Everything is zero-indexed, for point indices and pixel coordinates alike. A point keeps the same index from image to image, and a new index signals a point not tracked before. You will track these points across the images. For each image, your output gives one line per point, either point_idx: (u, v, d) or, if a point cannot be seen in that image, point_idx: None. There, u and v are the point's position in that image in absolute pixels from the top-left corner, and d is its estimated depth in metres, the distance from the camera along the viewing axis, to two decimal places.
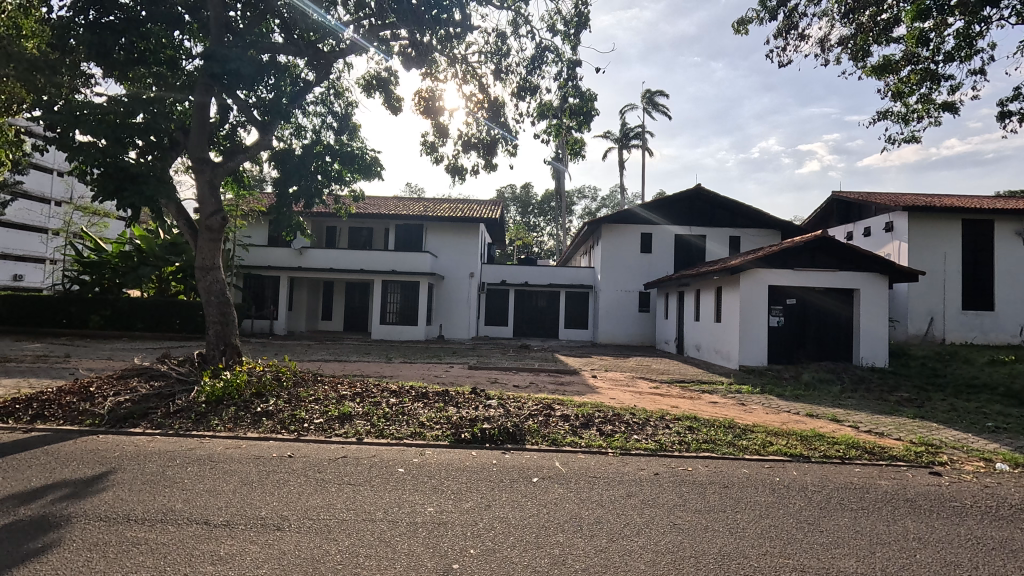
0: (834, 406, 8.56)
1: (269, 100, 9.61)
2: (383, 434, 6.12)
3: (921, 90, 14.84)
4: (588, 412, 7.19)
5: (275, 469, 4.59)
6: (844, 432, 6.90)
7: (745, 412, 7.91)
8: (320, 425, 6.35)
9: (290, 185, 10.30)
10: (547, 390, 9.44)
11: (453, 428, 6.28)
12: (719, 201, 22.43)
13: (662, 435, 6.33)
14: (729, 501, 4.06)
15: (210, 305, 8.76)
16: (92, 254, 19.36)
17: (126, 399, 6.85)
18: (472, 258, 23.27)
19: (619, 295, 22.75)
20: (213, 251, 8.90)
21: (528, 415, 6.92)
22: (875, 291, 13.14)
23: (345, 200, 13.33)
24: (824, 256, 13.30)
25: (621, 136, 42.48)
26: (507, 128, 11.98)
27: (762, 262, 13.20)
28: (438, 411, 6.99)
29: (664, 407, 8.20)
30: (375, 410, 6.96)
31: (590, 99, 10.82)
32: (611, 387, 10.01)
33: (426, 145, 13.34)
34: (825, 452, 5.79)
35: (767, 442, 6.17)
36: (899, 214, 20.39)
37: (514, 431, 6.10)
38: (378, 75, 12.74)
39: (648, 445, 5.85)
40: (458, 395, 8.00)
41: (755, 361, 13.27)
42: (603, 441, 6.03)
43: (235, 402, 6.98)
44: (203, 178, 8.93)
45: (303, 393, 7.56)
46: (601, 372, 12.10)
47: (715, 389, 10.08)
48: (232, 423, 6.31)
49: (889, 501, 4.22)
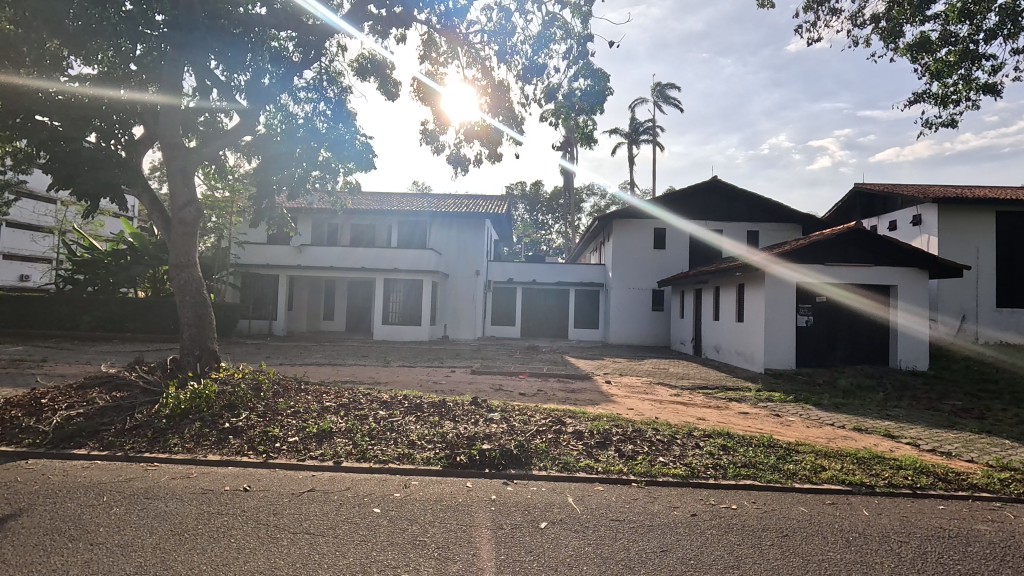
0: (882, 418, 7.58)
1: (250, 80, 8.82)
2: (365, 456, 5.27)
3: (961, 72, 13.69)
4: (604, 427, 6.25)
5: (219, 511, 3.70)
6: (905, 452, 5.94)
7: (783, 426, 6.94)
8: (293, 445, 5.51)
9: (272, 173, 9.51)
10: (557, 399, 8.45)
11: (448, 449, 5.42)
12: (735, 194, 21.36)
13: (692, 457, 5.42)
14: (796, 562, 3.12)
15: (184, 305, 7.95)
16: (85, 252, 18.80)
17: (78, 413, 6.04)
18: (478, 255, 22.39)
19: (632, 294, 21.74)
20: (188, 246, 8.07)
21: (535, 433, 5.97)
22: (913, 287, 12.12)
23: (341, 194, 12.55)
24: (857, 251, 12.25)
25: (631, 131, 41.40)
26: (513, 114, 11.11)
27: (791, 256, 12.14)
28: (432, 428, 6.07)
29: (689, 419, 7.24)
30: (360, 426, 6.08)
31: (603, 78, 9.83)
32: (627, 395, 9.02)
33: (426, 135, 12.49)
34: (892, 481, 4.86)
35: (819, 467, 5.22)
36: (928, 207, 19.16)
37: (518, 454, 5.23)
38: (372, 59, 11.87)
39: (677, 471, 4.98)
40: (456, 406, 7.07)
41: (781, 364, 12.22)
42: (623, 464, 5.16)
43: (202, 416, 6.14)
44: (175, 166, 8.11)
45: (282, 405, 6.69)
46: (615, 377, 11.11)
47: (743, 397, 9.10)
48: (192, 443, 5.49)
49: (1007, 559, 3.27)
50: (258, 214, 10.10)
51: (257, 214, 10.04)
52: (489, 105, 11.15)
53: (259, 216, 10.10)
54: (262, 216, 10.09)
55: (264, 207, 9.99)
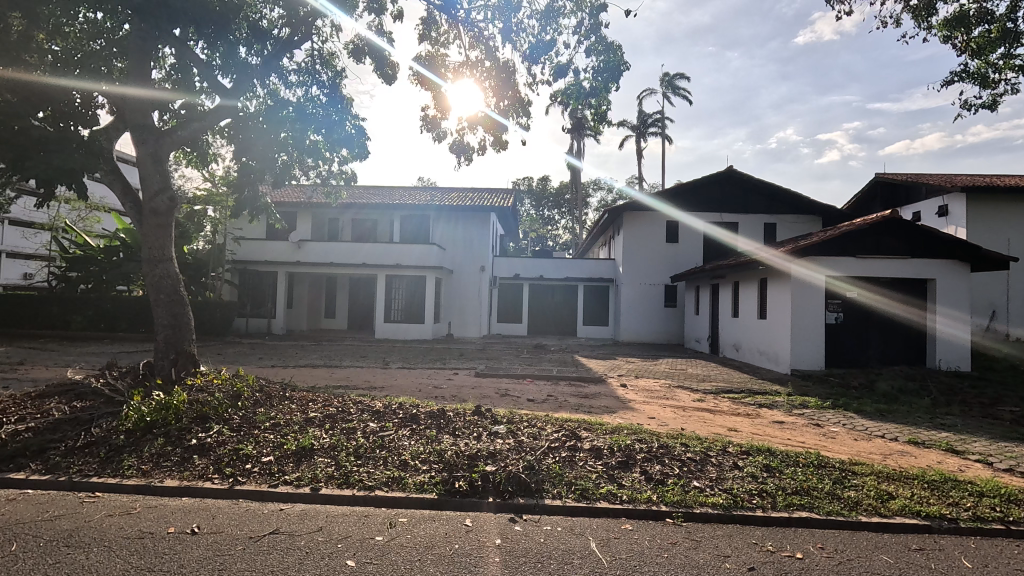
0: (937, 428, 6.71)
1: (230, 56, 8.05)
2: (349, 480, 4.52)
3: (1002, 49, 12.67)
4: (626, 443, 5.43)
5: (154, 565, 2.94)
6: (978, 472, 5.12)
7: (829, 441, 6.10)
8: (266, 466, 4.76)
9: (252, 160, 8.67)
10: (570, 406, 7.65)
11: (445, 471, 4.66)
12: (751, 184, 20.39)
13: (732, 480, 4.62)
14: None
15: (158, 305, 7.22)
16: (77, 249, 18.12)
17: (26, 429, 5.31)
18: (483, 250, 21.58)
19: (644, 290, 20.85)
20: (162, 239, 7.31)
21: (547, 450, 5.17)
22: (954, 282, 11.19)
23: (337, 183, 11.78)
24: (891, 241, 11.32)
25: (638, 123, 40.40)
26: (519, 99, 10.29)
27: (820, 248, 11.24)
28: (429, 444, 5.29)
29: (719, 431, 6.43)
30: (347, 442, 5.32)
31: (618, 52, 8.93)
32: (647, 401, 8.18)
33: (426, 122, 11.73)
34: (979, 514, 4.07)
35: (885, 494, 4.41)
36: (956, 197, 18.08)
37: (528, 480, 4.44)
38: (369, 40, 11.12)
39: (718, 500, 4.22)
40: (457, 417, 6.28)
41: (809, 364, 11.33)
42: (652, 491, 4.39)
43: (168, 430, 5.40)
44: (145, 150, 7.38)
45: (260, 417, 5.95)
46: (631, 380, 10.27)
47: (774, 403, 8.25)
48: (150, 465, 4.77)
49: None
50: (238, 203, 9.27)
51: (236, 204, 9.18)
52: (491, 89, 10.28)
53: (240, 207, 9.30)
54: (242, 206, 9.22)
55: (246, 196, 9.14)
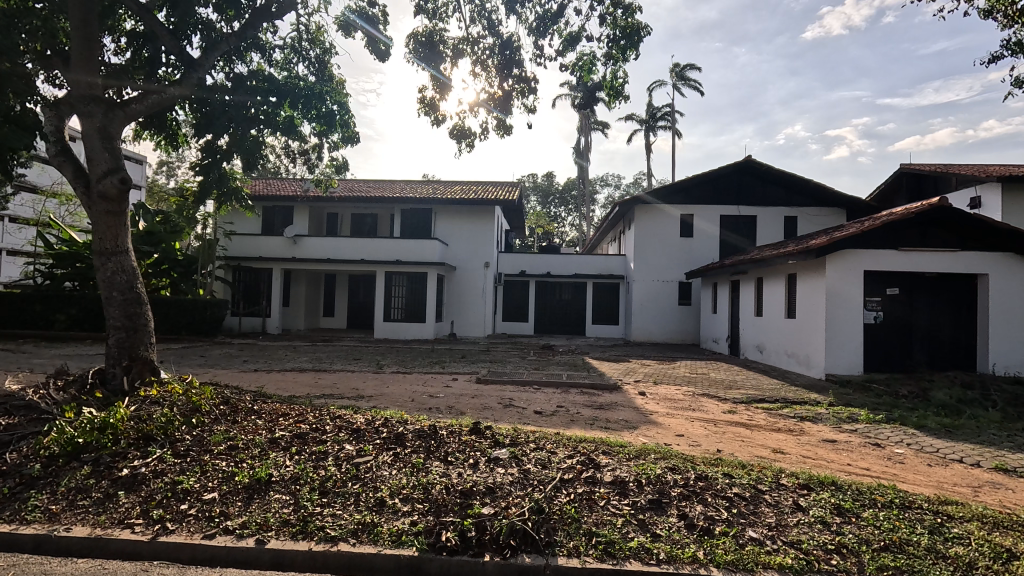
0: (1021, 450, 5.64)
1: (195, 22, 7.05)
2: (306, 528, 3.53)
3: None
4: (656, 473, 4.40)
5: None
6: None
7: (902, 468, 5.04)
8: (204, 509, 3.77)
9: (218, 138, 7.67)
10: (582, 420, 6.66)
11: (432, 514, 3.67)
12: (771, 175, 19.22)
13: (798, 529, 3.59)
14: None
15: (109, 303, 6.25)
16: (62, 243, 17.23)
17: None
18: (486, 246, 20.57)
19: (657, 287, 19.75)
20: (114, 227, 6.33)
21: (559, 484, 4.15)
22: (1010, 278, 10.02)
23: (327, 171, 10.77)
24: (937, 234, 10.18)
25: (648, 117, 39.31)
26: (523, 78, 9.25)
27: (859, 240, 10.12)
28: (414, 475, 4.29)
29: (764, 454, 5.39)
30: (314, 471, 4.33)
31: (635, 17, 7.86)
32: (671, 414, 7.15)
33: (425, 104, 10.74)
34: None
35: (1002, 549, 3.38)
36: (991, 187, 16.88)
37: (535, 531, 3.42)
38: (361, 13, 10.13)
39: (787, 562, 3.21)
40: (450, 437, 5.25)
41: (846, 368, 10.23)
42: (696, 545, 3.38)
43: (97, 457, 4.42)
44: (92, 126, 6.42)
45: (214, 437, 4.95)
46: (648, 387, 9.24)
47: (816, 416, 7.21)
48: (63, 505, 3.81)
49: None
50: (203, 185, 8.15)
51: (202, 187, 8.07)
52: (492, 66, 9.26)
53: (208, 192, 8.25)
54: (208, 190, 8.10)
55: (213, 178, 8.05)
